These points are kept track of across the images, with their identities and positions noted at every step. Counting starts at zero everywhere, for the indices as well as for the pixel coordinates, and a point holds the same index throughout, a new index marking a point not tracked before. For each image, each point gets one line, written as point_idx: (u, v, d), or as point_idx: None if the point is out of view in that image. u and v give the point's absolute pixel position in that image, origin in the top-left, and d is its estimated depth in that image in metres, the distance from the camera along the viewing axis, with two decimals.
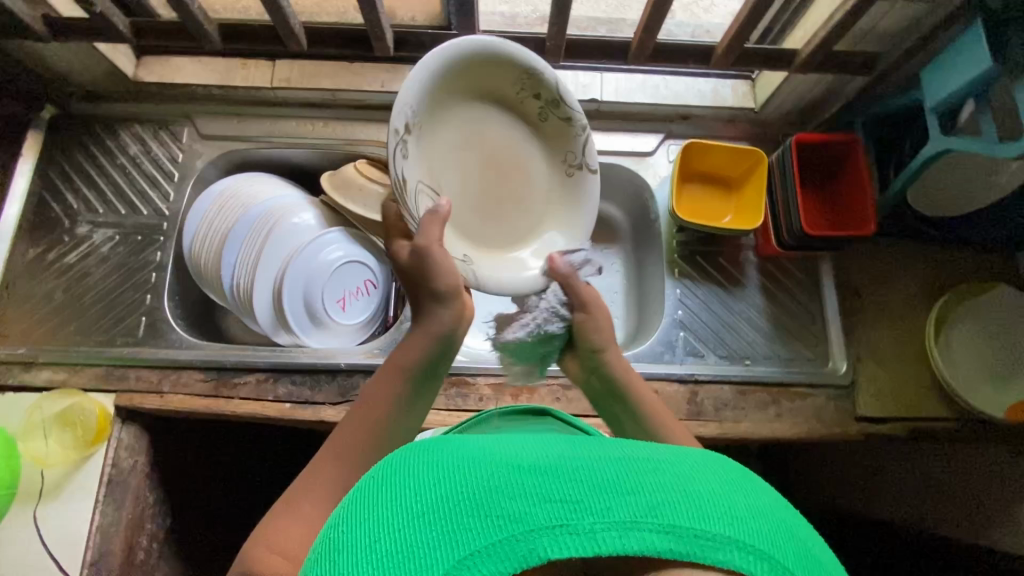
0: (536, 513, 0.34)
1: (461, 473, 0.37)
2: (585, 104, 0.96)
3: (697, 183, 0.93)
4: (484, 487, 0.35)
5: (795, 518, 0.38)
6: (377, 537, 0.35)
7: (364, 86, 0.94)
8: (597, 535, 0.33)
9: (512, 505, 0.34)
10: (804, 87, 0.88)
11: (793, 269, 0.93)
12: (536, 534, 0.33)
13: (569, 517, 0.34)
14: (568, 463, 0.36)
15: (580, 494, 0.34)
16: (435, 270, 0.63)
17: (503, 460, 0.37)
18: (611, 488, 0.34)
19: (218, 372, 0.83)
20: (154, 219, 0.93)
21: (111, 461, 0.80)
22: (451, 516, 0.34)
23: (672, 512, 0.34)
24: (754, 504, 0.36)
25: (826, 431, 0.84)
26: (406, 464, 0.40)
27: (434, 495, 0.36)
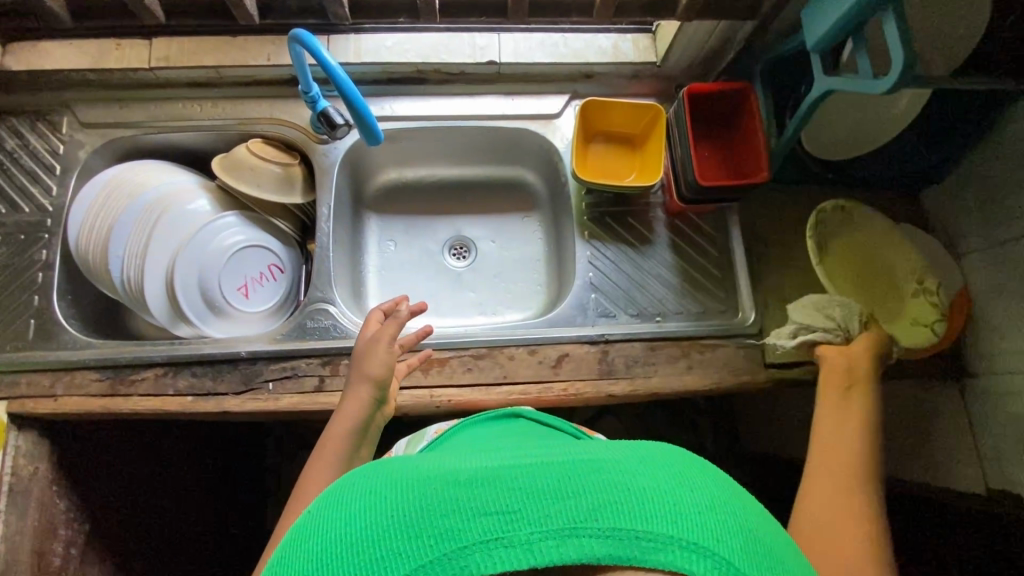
0: (470, 529, 0.33)
1: (396, 495, 0.36)
2: (483, 67, 0.93)
3: (601, 144, 0.92)
4: (416, 508, 0.34)
5: (745, 505, 0.38)
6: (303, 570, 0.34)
7: (249, 61, 0.90)
8: (534, 546, 0.32)
9: (444, 522, 0.33)
10: (700, 35, 0.86)
11: (702, 223, 0.93)
12: (470, 551, 0.32)
13: (504, 529, 0.33)
14: (505, 473, 0.36)
15: (519, 502, 0.34)
16: (366, 354, 0.73)
17: (441, 476, 0.36)
18: (549, 492, 0.34)
19: (113, 370, 0.81)
20: (37, 216, 0.88)
21: (9, 470, 0.78)
22: (382, 543, 0.33)
23: (614, 515, 0.33)
24: (707, 499, 0.36)
25: (737, 380, 0.86)
26: (341, 493, 0.39)
27: (360, 523, 0.35)
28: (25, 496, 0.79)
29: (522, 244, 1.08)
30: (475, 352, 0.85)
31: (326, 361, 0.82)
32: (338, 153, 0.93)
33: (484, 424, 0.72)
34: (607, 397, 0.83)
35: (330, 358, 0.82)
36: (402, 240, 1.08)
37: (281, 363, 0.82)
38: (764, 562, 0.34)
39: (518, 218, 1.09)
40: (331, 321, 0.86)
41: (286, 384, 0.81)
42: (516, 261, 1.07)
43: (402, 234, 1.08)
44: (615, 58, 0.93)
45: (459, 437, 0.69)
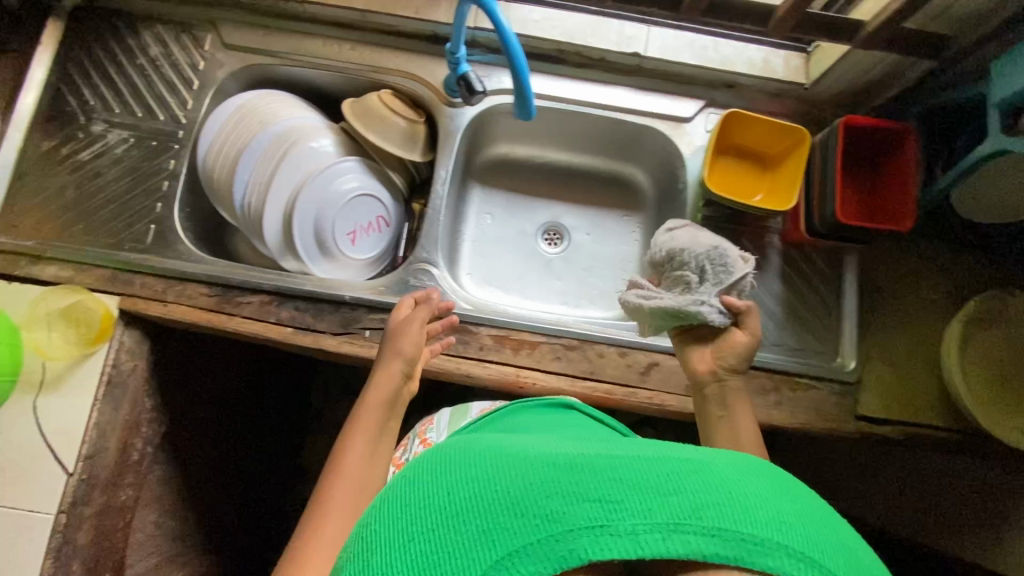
0: (573, 511, 0.34)
1: (492, 473, 0.37)
2: (627, 58, 0.90)
3: (729, 159, 0.89)
4: (518, 487, 0.36)
5: (847, 519, 0.38)
6: (415, 532, 0.36)
7: (397, 11, 0.89)
8: (639, 537, 0.33)
9: (548, 502, 0.34)
10: (863, 65, 0.82)
11: (817, 259, 0.90)
12: (576, 535, 0.33)
13: (609, 517, 0.34)
14: (606, 462, 0.36)
15: (622, 494, 0.34)
16: (399, 328, 0.77)
17: (538, 458, 0.38)
18: (654, 488, 0.35)
19: (223, 289, 0.83)
20: (170, 126, 0.90)
21: (111, 362, 0.81)
22: (488, 515, 0.35)
23: (721, 516, 0.33)
24: (812, 512, 0.36)
25: (822, 425, 0.84)
26: (443, 462, 0.41)
27: (467, 491, 0.37)
28: (121, 389, 0.83)
29: (618, 244, 1.07)
30: (567, 343, 0.84)
31: None
32: (463, 119, 0.93)
33: (527, 410, 0.73)
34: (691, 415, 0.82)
35: None
36: (500, 215, 1.07)
37: (380, 314, 0.83)
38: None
39: (618, 216, 1.07)
40: (433, 283, 0.86)
41: (381, 335, 0.83)
42: (609, 258, 1.06)
43: (500, 210, 1.08)
44: (762, 72, 0.90)
45: (516, 419, 0.70)
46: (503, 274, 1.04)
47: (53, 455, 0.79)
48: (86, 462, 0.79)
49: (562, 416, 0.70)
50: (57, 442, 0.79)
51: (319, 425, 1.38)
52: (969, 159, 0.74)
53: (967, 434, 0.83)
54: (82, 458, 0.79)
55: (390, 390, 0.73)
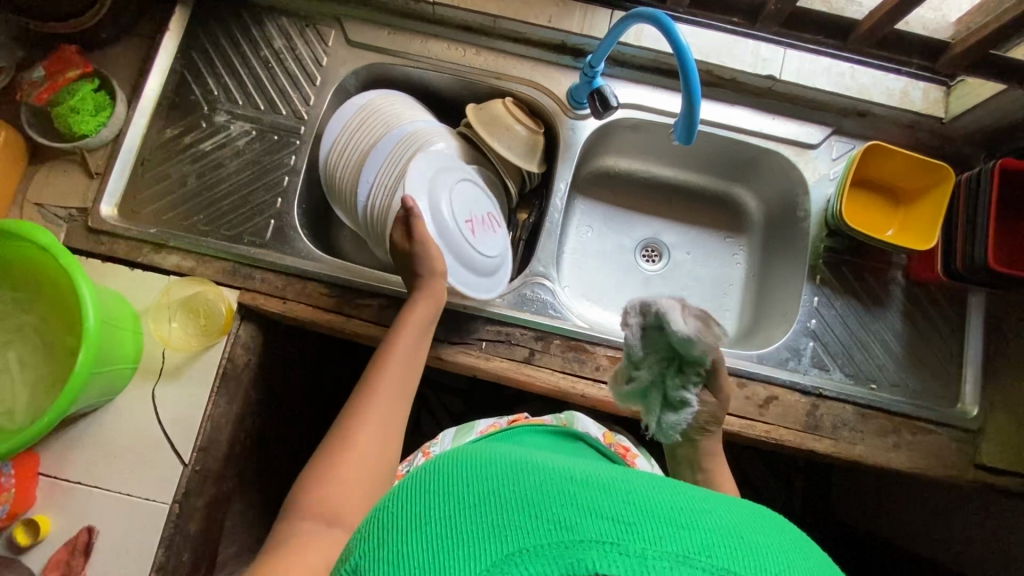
0: (588, 525, 0.35)
1: (512, 477, 0.40)
2: (760, 80, 0.88)
3: (858, 191, 0.87)
4: (536, 492, 0.38)
5: None
6: (437, 517, 0.38)
7: (529, 18, 0.88)
8: (648, 561, 0.34)
9: (563, 513, 0.36)
10: (1016, 105, 0.79)
11: (941, 299, 0.87)
12: (585, 547, 0.35)
13: (619, 536, 0.35)
14: (619, 489, 0.39)
15: (634, 518, 0.36)
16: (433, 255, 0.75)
17: (558, 475, 0.41)
18: (661, 516, 0.36)
19: (342, 290, 0.83)
20: (292, 120, 0.90)
21: (229, 356, 0.81)
22: (504, 512, 0.37)
23: (724, 555, 0.35)
24: (812, 568, 0.37)
25: (942, 471, 0.81)
26: (465, 462, 0.43)
27: (489, 489, 0.39)
28: (235, 383, 0.83)
29: (720, 265, 1.03)
30: None
31: (539, 336, 0.83)
32: (583, 131, 0.91)
33: (535, 433, 0.73)
34: (808, 451, 0.81)
35: (543, 335, 0.83)
36: (599, 228, 1.05)
37: (498, 327, 0.82)
38: None
39: (719, 238, 1.04)
40: (549, 297, 0.85)
41: (498, 348, 0.82)
42: (709, 281, 1.02)
43: (599, 224, 1.06)
44: (900, 103, 0.87)
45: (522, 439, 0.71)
46: (602, 289, 1.02)
47: (169, 444, 0.79)
48: (200, 453, 0.79)
49: (572, 446, 0.71)
50: (176, 433, 0.79)
51: None
52: None
53: None
54: (198, 449, 0.79)
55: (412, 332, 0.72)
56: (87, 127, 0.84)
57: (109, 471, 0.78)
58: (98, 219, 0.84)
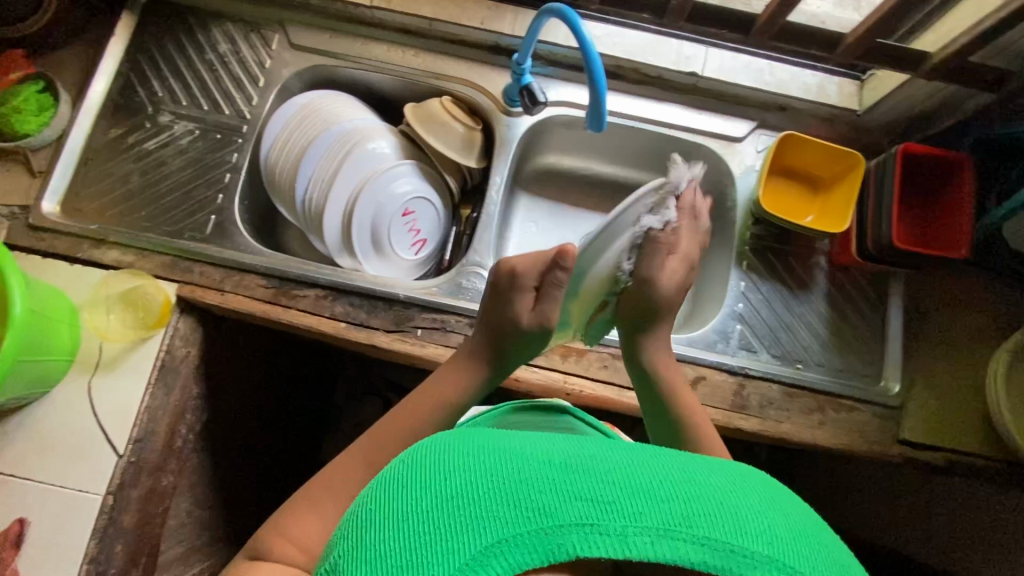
0: (569, 509, 0.35)
1: (491, 463, 0.38)
2: (684, 77, 0.93)
3: (779, 180, 0.91)
4: (514, 479, 0.37)
5: (828, 534, 0.40)
6: (411, 511, 0.37)
7: (463, 21, 0.92)
8: (628, 539, 0.34)
9: (546, 499, 0.35)
10: (919, 96, 0.83)
11: (863, 282, 0.90)
12: (565, 530, 0.35)
13: (598, 517, 0.35)
14: (601, 466, 0.37)
15: (616, 497, 0.35)
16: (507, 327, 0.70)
17: (536, 453, 0.39)
18: (644, 492, 0.36)
19: (280, 281, 0.85)
20: (235, 120, 0.92)
21: (166, 348, 0.82)
22: (484, 501, 0.36)
23: (704, 524, 0.35)
24: (793, 525, 0.37)
25: (865, 447, 0.84)
26: (440, 452, 0.41)
27: (467, 480, 0.37)
28: (174, 374, 0.84)
29: None
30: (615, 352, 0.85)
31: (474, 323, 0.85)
32: (519, 128, 0.95)
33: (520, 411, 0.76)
34: (735, 430, 0.83)
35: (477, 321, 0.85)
36: (543, 224, 1.08)
37: (433, 314, 0.84)
38: None
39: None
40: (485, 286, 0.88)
41: (433, 335, 0.84)
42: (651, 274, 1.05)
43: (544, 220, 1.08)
44: (816, 97, 0.92)
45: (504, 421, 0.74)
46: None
47: (104, 436, 0.79)
48: (135, 444, 0.80)
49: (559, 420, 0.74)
50: (111, 424, 0.80)
51: (342, 422, 1.40)
52: None
53: (1007, 463, 0.83)
54: (133, 441, 0.80)
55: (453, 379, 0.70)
56: (28, 128, 0.86)
57: (42, 464, 0.78)
58: (39, 216, 0.85)
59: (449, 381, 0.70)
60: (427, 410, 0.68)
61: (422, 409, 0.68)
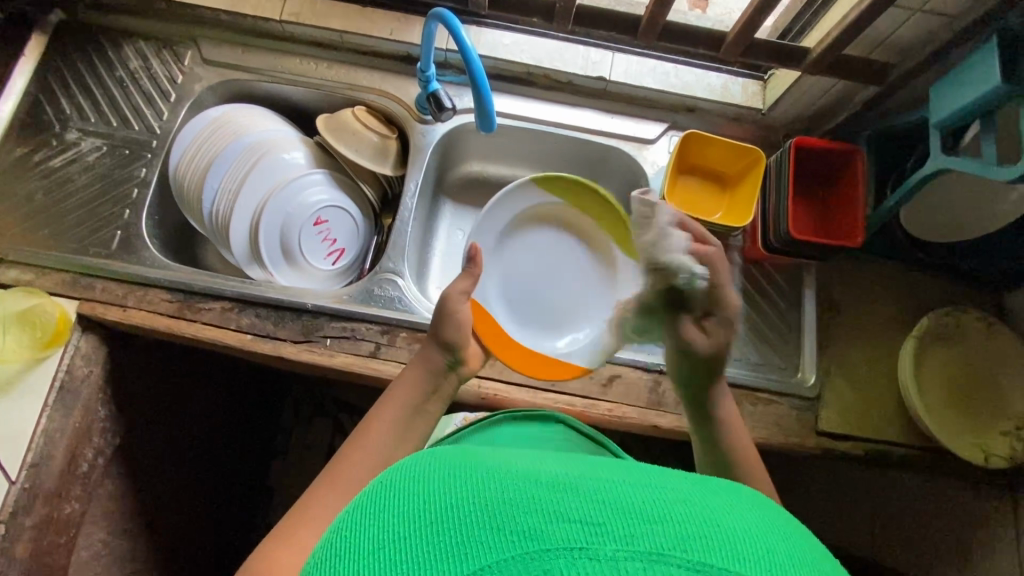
0: (550, 530, 0.28)
1: (475, 484, 0.31)
2: (592, 81, 0.94)
3: (689, 178, 0.92)
4: (498, 500, 0.30)
5: (832, 568, 0.31)
6: (388, 539, 0.30)
7: (372, 32, 0.93)
8: (620, 565, 0.26)
9: (528, 519, 0.28)
10: (814, 92, 0.86)
11: (778, 276, 0.91)
12: (550, 555, 0.27)
13: (587, 540, 0.27)
14: (588, 483, 0.31)
15: (605, 515, 0.28)
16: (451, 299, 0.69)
17: (520, 474, 0.32)
18: (636, 511, 0.28)
19: (184, 294, 0.83)
20: (144, 135, 0.92)
21: (66, 367, 0.80)
22: (463, 525, 0.29)
23: (703, 548, 0.27)
24: (796, 556, 0.29)
25: (784, 439, 0.83)
26: (427, 469, 0.35)
27: (447, 500, 0.31)
28: (74, 395, 0.81)
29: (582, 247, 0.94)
30: None
31: (386, 329, 0.84)
32: (434, 135, 0.95)
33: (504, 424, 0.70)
34: (652, 428, 0.82)
35: (389, 328, 0.84)
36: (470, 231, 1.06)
37: (342, 323, 0.83)
38: None
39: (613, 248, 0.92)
40: (397, 292, 0.87)
41: (343, 344, 0.82)
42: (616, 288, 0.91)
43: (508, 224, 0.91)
44: (721, 97, 0.94)
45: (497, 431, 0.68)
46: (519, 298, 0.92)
47: None
48: (29, 469, 0.77)
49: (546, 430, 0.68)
50: (1, 449, 0.76)
51: (286, 444, 1.35)
52: (912, 179, 0.77)
53: (925, 450, 0.83)
54: (26, 465, 0.76)
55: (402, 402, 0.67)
56: None
57: None
58: None
59: (416, 382, 0.69)
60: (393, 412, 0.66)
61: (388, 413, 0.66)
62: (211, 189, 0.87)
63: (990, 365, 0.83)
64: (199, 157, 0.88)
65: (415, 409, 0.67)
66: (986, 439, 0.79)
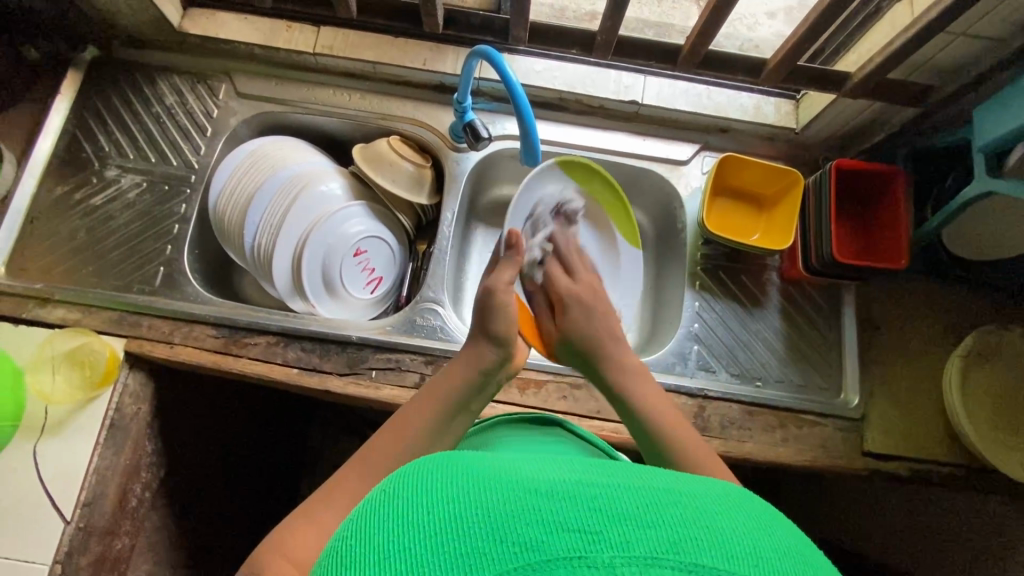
0: (551, 540, 0.28)
1: (478, 491, 0.31)
2: (625, 105, 0.94)
3: (724, 199, 0.92)
4: (499, 510, 0.30)
5: (811, 553, 0.33)
6: (395, 551, 0.29)
7: (405, 62, 0.93)
8: (617, 570, 0.27)
9: (529, 529, 0.29)
10: (850, 112, 0.86)
11: (816, 295, 0.91)
12: (552, 565, 0.27)
13: (587, 548, 0.28)
14: (587, 488, 0.31)
15: (602, 523, 0.29)
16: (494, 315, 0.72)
17: (519, 482, 0.32)
18: (631, 517, 0.29)
19: (230, 330, 0.84)
20: (182, 170, 0.93)
21: (115, 405, 0.80)
22: (466, 536, 0.29)
23: (695, 550, 0.28)
24: (782, 548, 0.30)
25: (831, 461, 0.83)
26: (428, 475, 0.34)
27: (452, 512, 0.30)
28: (124, 433, 0.81)
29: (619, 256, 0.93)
30: (573, 381, 0.85)
31: (429, 360, 0.84)
32: (468, 163, 0.95)
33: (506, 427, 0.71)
34: None
35: (433, 359, 0.84)
36: None
37: (386, 354, 0.84)
38: None
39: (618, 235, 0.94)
40: (439, 322, 0.87)
41: (388, 375, 0.83)
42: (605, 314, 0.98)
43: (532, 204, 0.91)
44: (754, 118, 0.94)
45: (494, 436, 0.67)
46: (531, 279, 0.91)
47: (50, 503, 0.76)
48: (83, 508, 0.77)
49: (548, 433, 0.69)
50: (56, 490, 0.77)
51: (318, 467, 1.36)
52: (957, 201, 0.77)
53: (970, 469, 0.83)
54: (81, 505, 0.77)
55: (431, 402, 0.66)
56: None
57: None
58: None
59: (459, 377, 0.69)
60: (426, 410, 0.65)
61: (422, 412, 0.65)
62: (249, 223, 0.88)
63: None
64: (235, 189, 0.89)
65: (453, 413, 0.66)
66: None
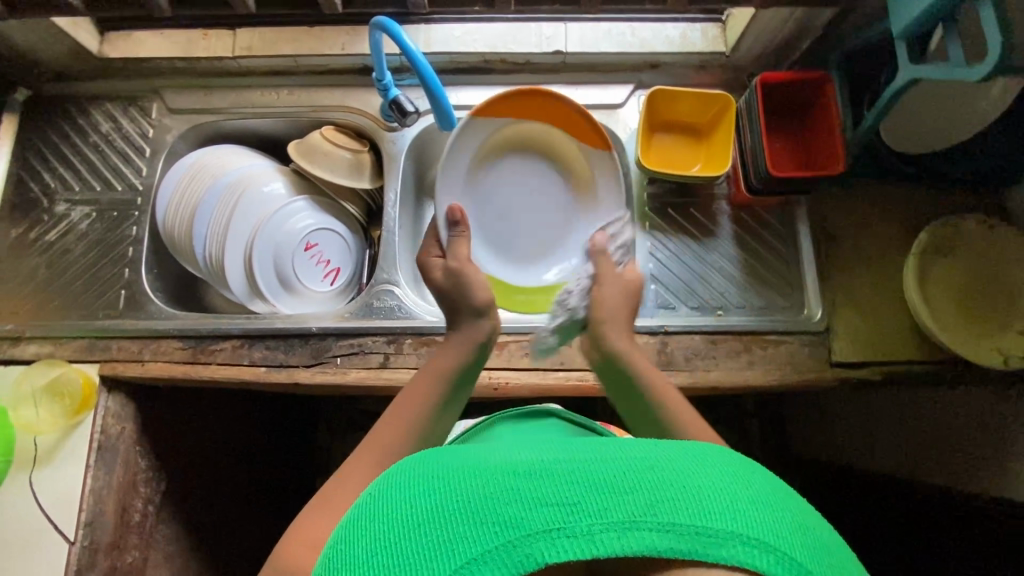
0: (531, 517, 0.31)
1: (462, 480, 0.34)
2: (550, 57, 0.93)
3: (662, 135, 0.91)
4: (481, 495, 0.33)
5: (787, 492, 0.36)
6: (378, 547, 0.32)
7: (325, 50, 0.93)
8: (595, 537, 0.30)
9: (508, 510, 0.31)
10: (774, 25, 0.84)
11: (768, 216, 0.90)
12: (532, 539, 0.30)
13: (566, 519, 0.31)
14: (562, 466, 0.34)
15: (578, 496, 0.32)
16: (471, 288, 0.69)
17: (500, 466, 0.35)
18: (606, 487, 0.32)
19: (196, 340, 0.86)
20: (128, 194, 0.94)
21: (100, 428, 0.83)
22: (448, 523, 0.32)
23: (670, 510, 0.31)
24: (756, 496, 0.33)
25: (800, 376, 0.83)
26: (412, 473, 0.37)
27: (434, 501, 0.33)
28: (112, 452, 0.84)
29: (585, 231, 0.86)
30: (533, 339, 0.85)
31: (391, 339, 0.85)
32: (404, 141, 0.95)
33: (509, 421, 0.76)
34: None
35: (395, 337, 0.86)
36: None
37: (348, 340, 0.85)
38: (826, 561, 0.31)
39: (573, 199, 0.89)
40: (396, 302, 0.89)
41: (353, 360, 0.84)
42: None
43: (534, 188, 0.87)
44: (682, 48, 0.92)
45: (496, 431, 0.73)
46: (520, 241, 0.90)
47: (53, 527, 0.80)
48: (85, 528, 0.81)
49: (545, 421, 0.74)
50: (56, 515, 0.80)
51: (328, 463, 1.39)
52: (886, 94, 0.73)
53: (941, 364, 0.83)
54: (82, 525, 0.80)
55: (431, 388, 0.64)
56: None
57: None
58: None
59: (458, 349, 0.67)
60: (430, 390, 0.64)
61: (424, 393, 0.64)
62: (196, 232, 0.89)
63: (999, 268, 0.82)
64: (178, 201, 0.91)
65: (440, 397, 0.64)
66: (1006, 343, 0.78)
